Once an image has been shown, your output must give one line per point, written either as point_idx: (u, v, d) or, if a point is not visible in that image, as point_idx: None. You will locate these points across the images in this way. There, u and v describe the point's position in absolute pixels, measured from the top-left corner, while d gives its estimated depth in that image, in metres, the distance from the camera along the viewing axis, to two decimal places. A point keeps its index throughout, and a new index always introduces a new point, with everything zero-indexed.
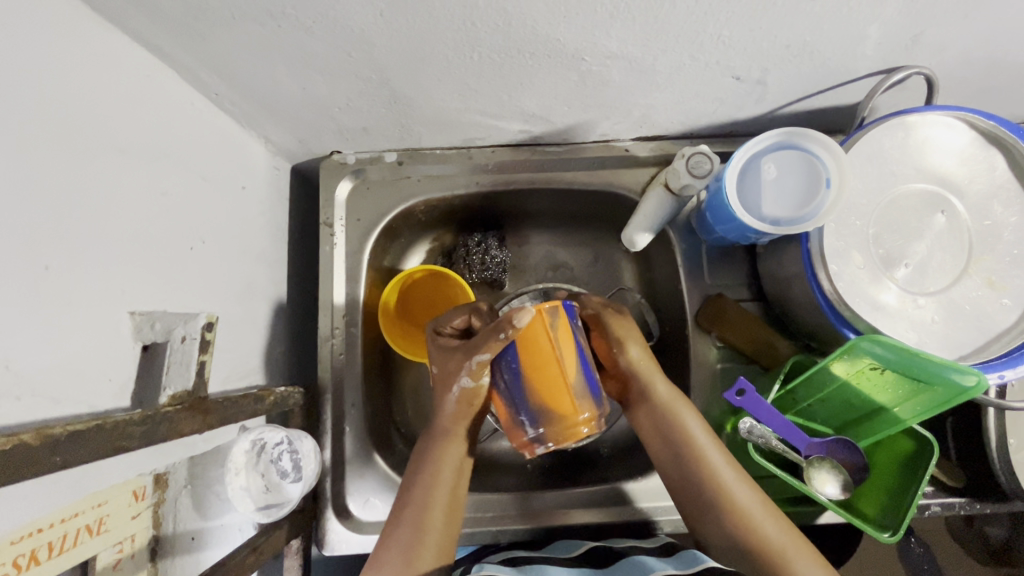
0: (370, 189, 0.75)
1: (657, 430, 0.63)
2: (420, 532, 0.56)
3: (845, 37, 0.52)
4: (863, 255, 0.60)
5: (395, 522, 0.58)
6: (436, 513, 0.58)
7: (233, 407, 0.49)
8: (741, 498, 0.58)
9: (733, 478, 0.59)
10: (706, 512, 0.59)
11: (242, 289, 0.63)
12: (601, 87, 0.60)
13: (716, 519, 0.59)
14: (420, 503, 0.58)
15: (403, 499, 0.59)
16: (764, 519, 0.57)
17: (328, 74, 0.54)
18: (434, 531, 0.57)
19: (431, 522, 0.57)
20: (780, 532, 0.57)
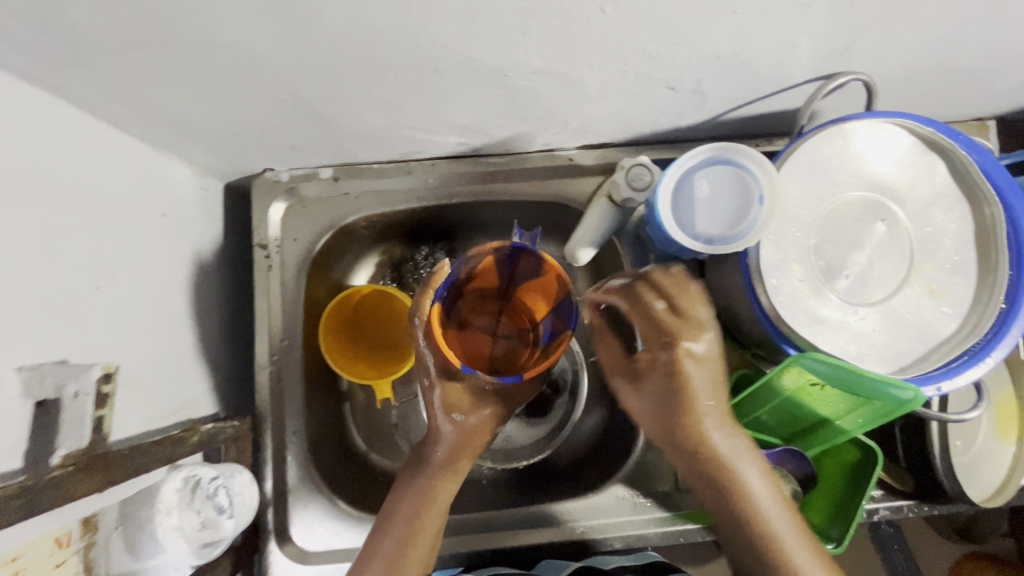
0: (306, 207, 0.72)
1: (645, 406, 0.59)
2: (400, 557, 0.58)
3: (776, 47, 0.50)
4: (803, 267, 0.59)
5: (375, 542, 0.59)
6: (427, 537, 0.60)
7: (145, 458, 0.47)
8: (759, 501, 0.55)
9: (755, 472, 0.55)
10: (721, 507, 0.56)
11: (166, 321, 0.60)
12: (533, 101, 0.57)
13: (721, 513, 0.57)
14: (405, 529, 0.60)
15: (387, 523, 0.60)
16: (786, 532, 0.53)
17: (238, 96, 0.51)
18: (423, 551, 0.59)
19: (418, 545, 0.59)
20: (815, 561, 0.52)
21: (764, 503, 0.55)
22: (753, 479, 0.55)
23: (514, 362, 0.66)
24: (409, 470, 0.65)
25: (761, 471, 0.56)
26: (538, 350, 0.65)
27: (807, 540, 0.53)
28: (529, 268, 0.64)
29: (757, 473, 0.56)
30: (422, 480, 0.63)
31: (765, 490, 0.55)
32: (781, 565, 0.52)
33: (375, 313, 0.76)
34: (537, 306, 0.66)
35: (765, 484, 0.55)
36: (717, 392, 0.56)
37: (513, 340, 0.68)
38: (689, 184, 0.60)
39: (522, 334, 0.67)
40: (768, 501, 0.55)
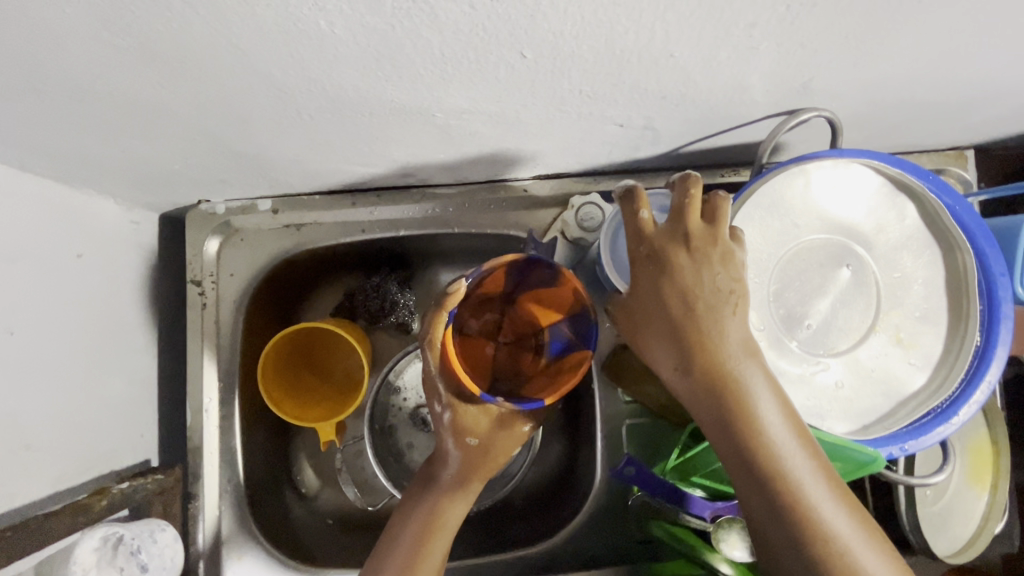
0: (244, 240, 0.69)
1: (644, 320, 0.45)
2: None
3: (726, 87, 0.46)
4: (763, 316, 0.55)
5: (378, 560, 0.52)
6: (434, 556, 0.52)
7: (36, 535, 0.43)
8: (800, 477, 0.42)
9: (782, 426, 0.43)
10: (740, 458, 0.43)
11: (85, 369, 0.56)
12: (470, 138, 0.53)
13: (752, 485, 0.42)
14: (408, 552, 0.52)
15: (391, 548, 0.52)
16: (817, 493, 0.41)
17: (145, 137, 0.47)
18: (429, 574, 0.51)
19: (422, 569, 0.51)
20: (828, 494, 0.42)
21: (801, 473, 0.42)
22: (769, 410, 0.43)
23: (519, 371, 0.61)
24: (417, 487, 0.57)
25: (777, 400, 0.44)
26: (545, 359, 0.61)
27: (850, 510, 0.42)
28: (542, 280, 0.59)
29: (779, 414, 0.43)
30: (432, 502, 0.55)
31: (792, 448, 0.42)
32: (806, 520, 0.40)
33: (326, 349, 0.75)
34: (542, 313, 0.61)
35: (785, 418, 0.43)
36: (721, 304, 0.43)
37: (512, 347, 0.63)
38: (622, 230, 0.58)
39: (522, 343, 0.62)
40: (806, 471, 0.42)
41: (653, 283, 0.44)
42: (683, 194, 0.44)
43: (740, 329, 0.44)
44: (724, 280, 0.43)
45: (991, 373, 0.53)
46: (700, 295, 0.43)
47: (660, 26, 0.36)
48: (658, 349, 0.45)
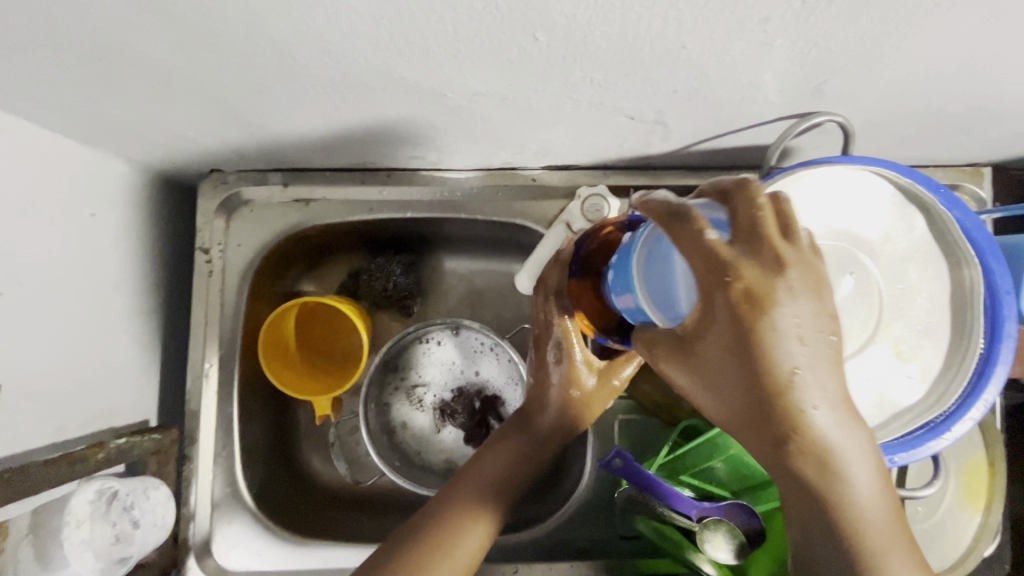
0: (254, 212, 0.70)
1: (714, 377, 0.36)
2: (430, 562, 0.51)
3: (739, 84, 0.46)
4: None
5: (397, 552, 0.52)
6: (461, 550, 0.53)
7: (29, 481, 0.44)
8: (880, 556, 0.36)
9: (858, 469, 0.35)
10: (802, 508, 0.37)
11: (89, 327, 0.57)
12: (480, 121, 0.54)
13: (809, 530, 0.37)
14: (432, 537, 0.53)
15: (422, 535, 0.53)
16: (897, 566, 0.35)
17: (160, 101, 0.48)
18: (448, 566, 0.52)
19: (442, 561, 0.52)
20: (897, 547, 0.36)
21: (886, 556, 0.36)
22: (864, 482, 0.35)
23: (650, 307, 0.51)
24: (469, 480, 0.59)
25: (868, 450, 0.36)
26: None
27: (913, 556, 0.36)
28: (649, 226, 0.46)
29: (868, 468, 0.36)
30: (469, 500, 0.57)
31: (880, 528, 0.36)
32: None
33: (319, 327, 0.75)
34: None
35: (881, 494, 0.36)
36: (818, 366, 0.33)
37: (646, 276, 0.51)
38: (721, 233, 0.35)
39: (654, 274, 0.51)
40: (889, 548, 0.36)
41: (719, 343, 0.35)
42: (750, 213, 0.34)
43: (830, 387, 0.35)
44: (810, 329, 0.33)
45: (990, 390, 0.52)
46: (797, 355, 0.33)
47: (672, 15, 0.36)
48: (705, 403, 0.38)
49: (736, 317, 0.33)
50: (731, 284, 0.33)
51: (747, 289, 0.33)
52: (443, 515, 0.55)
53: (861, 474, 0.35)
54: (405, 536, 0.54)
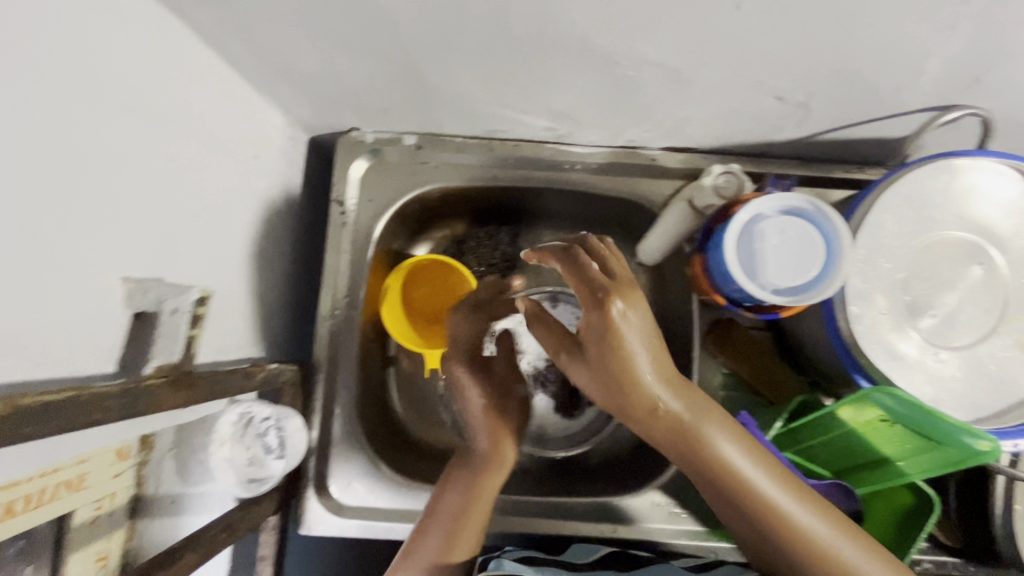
0: (386, 170, 0.74)
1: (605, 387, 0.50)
2: (451, 544, 0.59)
3: (901, 67, 0.48)
4: (888, 300, 0.57)
5: (424, 542, 0.59)
6: (473, 529, 0.60)
7: (221, 383, 0.48)
8: (768, 494, 0.50)
9: (733, 450, 0.50)
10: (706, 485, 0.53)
11: (246, 260, 0.61)
12: (633, 93, 0.57)
13: (712, 495, 0.53)
14: (449, 530, 0.59)
15: (440, 523, 0.60)
16: (782, 500, 0.50)
17: (352, 49, 0.52)
18: (472, 539, 0.60)
19: (465, 537, 0.60)
20: (793, 502, 0.50)
21: (768, 487, 0.50)
22: (741, 459, 0.50)
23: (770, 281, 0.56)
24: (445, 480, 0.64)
25: (732, 435, 0.51)
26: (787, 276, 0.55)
27: (809, 506, 0.50)
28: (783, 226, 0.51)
29: (739, 448, 0.51)
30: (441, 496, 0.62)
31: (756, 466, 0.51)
32: (783, 531, 0.49)
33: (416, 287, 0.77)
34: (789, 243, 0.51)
35: (755, 461, 0.51)
36: (644, 372, 0.49)
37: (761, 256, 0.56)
38: (784, 217, 0.52)
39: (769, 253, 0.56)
40: (780, 494, 0.50)
41: (578, 362, 0.52)
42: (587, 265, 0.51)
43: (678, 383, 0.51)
44: (644, 339, 0.49)
45: None
46: (642, 366, 0.49)
47: None
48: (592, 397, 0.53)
49: (611, 329, 0.48)
50: (605, 304, 0.48)
51: (619, 307, 0.48)
52: (444, 511, 0.61)
53: (736, 455, 0.50)
54: (427, 526, 0.60)
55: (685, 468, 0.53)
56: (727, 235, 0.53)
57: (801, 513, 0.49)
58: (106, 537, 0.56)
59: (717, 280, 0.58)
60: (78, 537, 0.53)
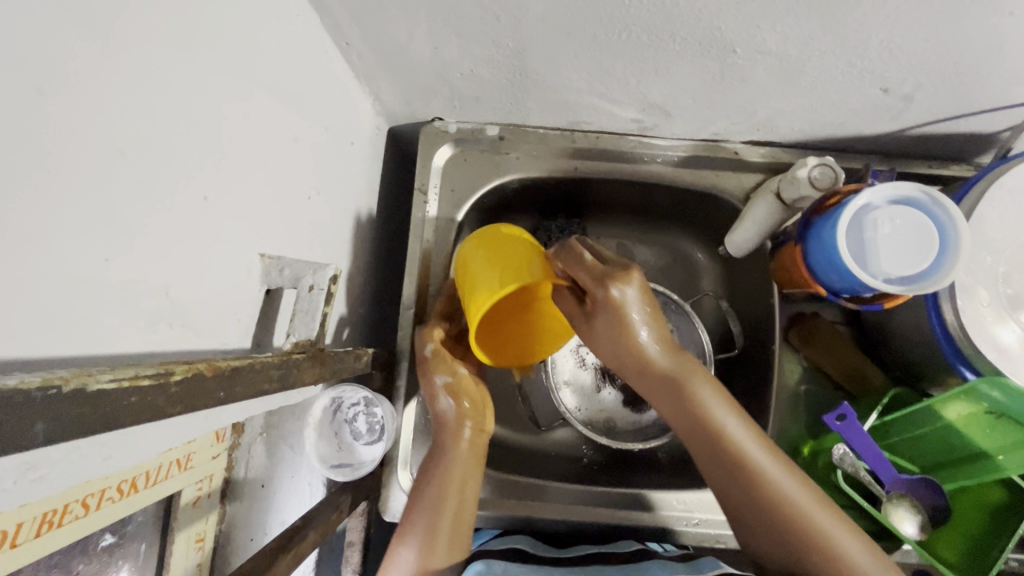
0: (467, 160, 0.74)
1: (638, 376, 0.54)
2: (431, 546, 0.52)
3: (1023, 58, 0.49)
4: (989, 293, 0.56)
5: (409, 533, 0.53)
6: (452, 542, 0.53)
7: (340, 363, 0.48)
8: (793, 499, 0.47)
9: (749, 440, 0.50)
10: (732, 492, 0.49)
11: (341, 245, 0.62)
12: (737, 83, 0.57)
13: (742, 509, 0.49)
14: (428, 521, 0.53)
15: (430, 517, 0.54)
16: (795, 496, 0.47)
17: (466, 36, 0.53)
18: (454, 545, 0.53)
19: (445, 542, 0.53)
20: (807, 497, 0.48)
21: (789, 489, 0.48)
22: (750, 443, 0.50)
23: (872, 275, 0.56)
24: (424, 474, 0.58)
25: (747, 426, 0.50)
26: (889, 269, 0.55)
27: (815, 498, 0.48)
28: (894, 214, 0.50)
29: (753, 442, 0.50)
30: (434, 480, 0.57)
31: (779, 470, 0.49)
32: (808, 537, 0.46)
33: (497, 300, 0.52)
34: (901, 234, 0.50)
35: (757, 445, 0.50)
36: (689, 373, 0.51)
37: None
38: (897, 207, 0.51)
39: None
40: (794, 491, 0.48)
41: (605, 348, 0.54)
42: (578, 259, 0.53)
43: (701, 383, 0.51)
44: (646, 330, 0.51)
45: None
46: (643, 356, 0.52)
47: None
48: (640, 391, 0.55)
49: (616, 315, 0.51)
50: (613, 290, 0.51)
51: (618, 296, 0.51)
52: (438, 504, 0.55)
53: (746, 444, 0.49)
54: (410, 520, 0.54)
55: (704, 460, 0.51)
56: (836, 222, 0.52)
57: (812, 509, 0.47)
58: (204, 519, 0.55)
59: (819, 271, 0.57)
60: (182, 517, 0.52)
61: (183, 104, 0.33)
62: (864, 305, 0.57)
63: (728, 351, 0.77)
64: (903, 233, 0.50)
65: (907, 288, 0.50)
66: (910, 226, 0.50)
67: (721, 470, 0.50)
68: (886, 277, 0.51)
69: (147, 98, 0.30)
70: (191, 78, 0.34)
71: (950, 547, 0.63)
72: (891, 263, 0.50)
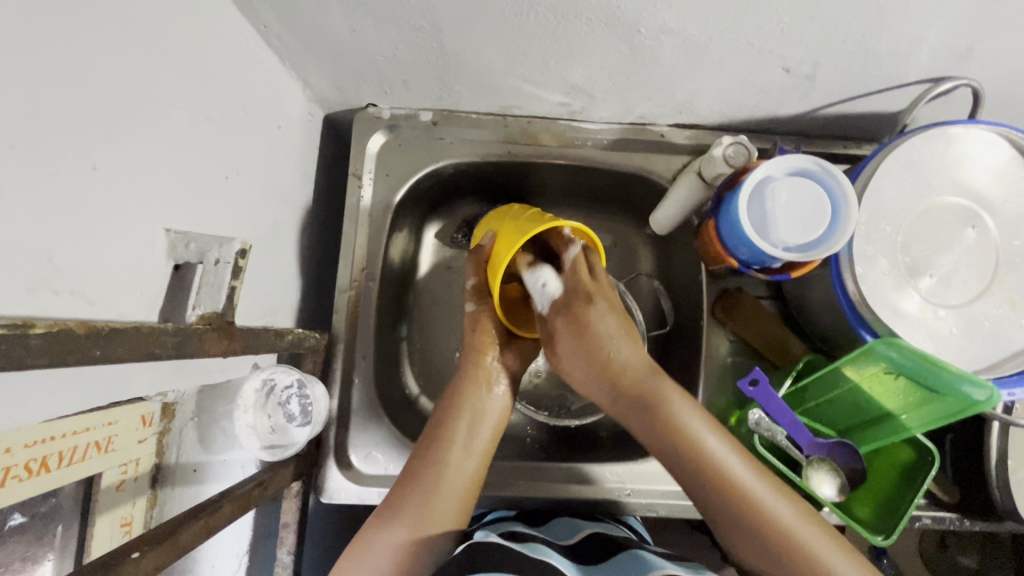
0: (402, 145, 0.75)
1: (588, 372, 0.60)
2: (424, 514, 0.55)
3: (903, 36, 0.52)
4: (888, 262, 0.60)
5: (412, 489, 0.56)
6: (450, 503, 0.56)
7: (256, 338, 0.49)
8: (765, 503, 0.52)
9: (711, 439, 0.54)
10: (701, 490, 0.54)
11: (270, 227, 0.62)
12: (650, 64, 0.59)
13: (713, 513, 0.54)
14: (428, 481, 0.57)
15: (433, 477, 0.57)
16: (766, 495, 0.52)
17: (381, 17, 0.54)
18: (447, 511, 0.56)
19: (439, 509, 0.56)
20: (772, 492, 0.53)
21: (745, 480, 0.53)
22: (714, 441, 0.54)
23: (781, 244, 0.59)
24: (439, 416, 0.62)
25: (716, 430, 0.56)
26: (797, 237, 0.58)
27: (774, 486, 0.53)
28: (790, 184, 0.54)
29: (717, 441, 0.55)
30: (445, 434, 0.60)
31: (733, 459, 0.54)
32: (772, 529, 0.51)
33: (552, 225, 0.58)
34: (797, 204, 0.54)
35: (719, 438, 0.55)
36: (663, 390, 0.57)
37: None
38: (792, 177, 0.54)
39: None
40: (766, 494, 0.52)
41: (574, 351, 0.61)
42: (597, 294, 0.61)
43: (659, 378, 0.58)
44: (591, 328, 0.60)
45: None
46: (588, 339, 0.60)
47: None
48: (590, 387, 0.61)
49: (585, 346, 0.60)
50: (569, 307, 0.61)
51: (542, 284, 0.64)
52: (444, 461, 0.58)
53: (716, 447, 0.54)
54: (418, 477, 0.57)
55: (670, 466, 0.56)
56: (740, 195, 0.56)
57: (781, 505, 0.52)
58: (130, 503, 0.55)
59: (731, 244, 0.60)
60: (103, 501, 0.52)
61: (67, 74, 0.34)
62: (776, 275, 0.59)
63: (660, 328, 0.79)
64: (798, 202, 0.54)
65: (806, 254, 0.53)
66: (804, 195, 0.53)
67: (691, 470, 0.54)
68: (787, 245, 0.54)
69: (20, 64, 0.31)
70: (76, 48, 0.34)
71: (865, 507, 0.66)
72: (789, 231, 0.54)
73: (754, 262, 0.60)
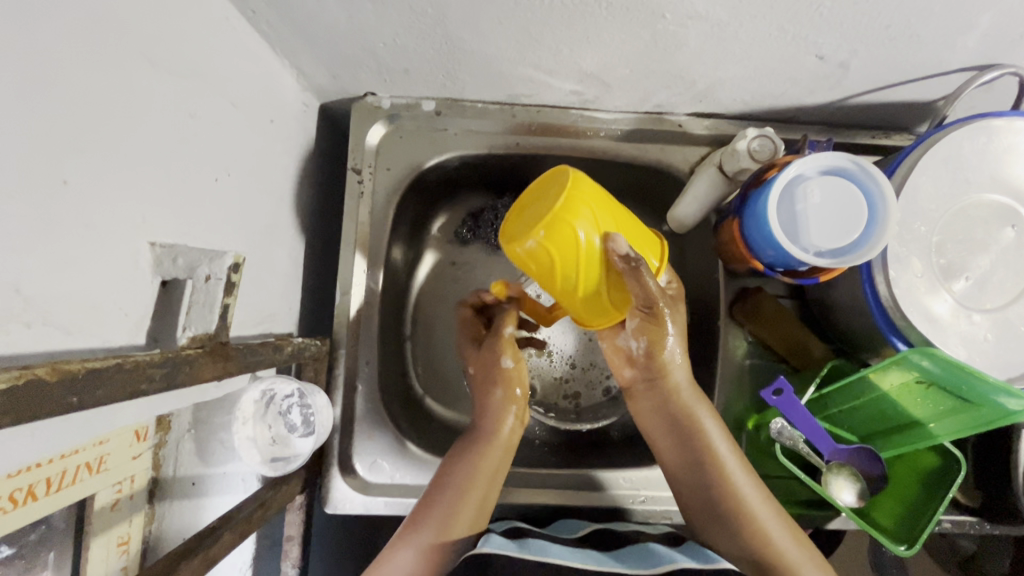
0: (403, 137, 0.71)
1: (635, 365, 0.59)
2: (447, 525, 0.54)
3: (953, 21, 0.47)
4: (922, 263, 0.56)
5: (440, 499, 0.56)
6: (472, 515, 0.56)
7: (254, 355, 0.45)
8: (759, 519, 0.54)
9: (722, 444, 0.57)
10: (701, 490, 0.57)
11: (265, 230, 0.58)
12: (672, 51, 0.55)
13: (706, 507, 0.57)
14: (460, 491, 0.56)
15: (455, 492, 0.56)
16: (753, 503, 0.55)
17: (380, 2, 0.49)
18: (468, 518, 0.56)
19: (463, 516, 0.55)
20: (763, 504, 0.55)
21: (747, 497, 0.55)
22: (720, 443, 0.57)
23: None
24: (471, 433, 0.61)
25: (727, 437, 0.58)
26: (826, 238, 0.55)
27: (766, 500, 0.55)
28: (823, 184, 0.50)
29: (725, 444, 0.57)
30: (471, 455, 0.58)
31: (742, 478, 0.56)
32: (760, 539, 0.53)
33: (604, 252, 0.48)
34: (829, 206, 0.50)
35: (728, 443, 0.57)
36: (696, 403, 0.58)
37: None
38: (827, 177, 0.50)
39: None
40: (768, 518, 0.54)
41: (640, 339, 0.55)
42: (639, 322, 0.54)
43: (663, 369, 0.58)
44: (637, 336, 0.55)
45: None
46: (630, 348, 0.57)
47: None
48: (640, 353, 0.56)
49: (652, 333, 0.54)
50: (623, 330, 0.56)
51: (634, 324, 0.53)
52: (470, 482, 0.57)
53: (726, 453, 0.57)
54: (445, 490, 0.56)
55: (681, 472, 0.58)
56: (768, 194, 0.52)
57: (773, 525, 0.54)
58: (127, 522, 0.52)
59: (755, 245, 0.56)
60: (98, 522, 0.49)
61: (32, 78, 0.30)
62: (800, 279, 0.56)
63: (675, 328, 0.76)
64: (830, 204, 0.50)
65: (838, 260, 0.50)
66: (838, 197, 0.50)
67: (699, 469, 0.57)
68: (817, 251, 0.51)
69: None
70: (39, 45, 0.30)
71: (885, 514, 0.64)
72: (821, 235, 0.50)
73: (777, 265, 0.56)
